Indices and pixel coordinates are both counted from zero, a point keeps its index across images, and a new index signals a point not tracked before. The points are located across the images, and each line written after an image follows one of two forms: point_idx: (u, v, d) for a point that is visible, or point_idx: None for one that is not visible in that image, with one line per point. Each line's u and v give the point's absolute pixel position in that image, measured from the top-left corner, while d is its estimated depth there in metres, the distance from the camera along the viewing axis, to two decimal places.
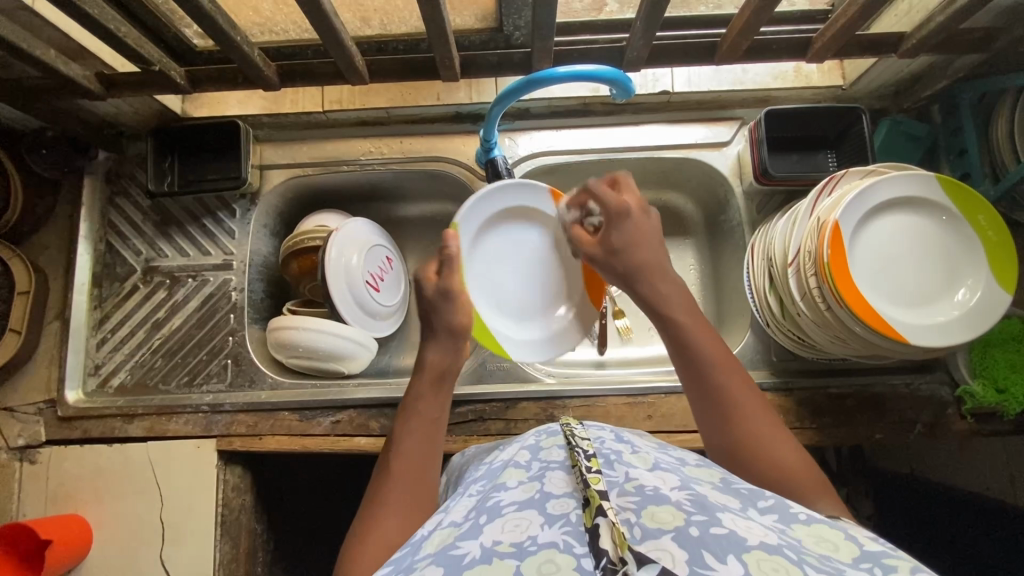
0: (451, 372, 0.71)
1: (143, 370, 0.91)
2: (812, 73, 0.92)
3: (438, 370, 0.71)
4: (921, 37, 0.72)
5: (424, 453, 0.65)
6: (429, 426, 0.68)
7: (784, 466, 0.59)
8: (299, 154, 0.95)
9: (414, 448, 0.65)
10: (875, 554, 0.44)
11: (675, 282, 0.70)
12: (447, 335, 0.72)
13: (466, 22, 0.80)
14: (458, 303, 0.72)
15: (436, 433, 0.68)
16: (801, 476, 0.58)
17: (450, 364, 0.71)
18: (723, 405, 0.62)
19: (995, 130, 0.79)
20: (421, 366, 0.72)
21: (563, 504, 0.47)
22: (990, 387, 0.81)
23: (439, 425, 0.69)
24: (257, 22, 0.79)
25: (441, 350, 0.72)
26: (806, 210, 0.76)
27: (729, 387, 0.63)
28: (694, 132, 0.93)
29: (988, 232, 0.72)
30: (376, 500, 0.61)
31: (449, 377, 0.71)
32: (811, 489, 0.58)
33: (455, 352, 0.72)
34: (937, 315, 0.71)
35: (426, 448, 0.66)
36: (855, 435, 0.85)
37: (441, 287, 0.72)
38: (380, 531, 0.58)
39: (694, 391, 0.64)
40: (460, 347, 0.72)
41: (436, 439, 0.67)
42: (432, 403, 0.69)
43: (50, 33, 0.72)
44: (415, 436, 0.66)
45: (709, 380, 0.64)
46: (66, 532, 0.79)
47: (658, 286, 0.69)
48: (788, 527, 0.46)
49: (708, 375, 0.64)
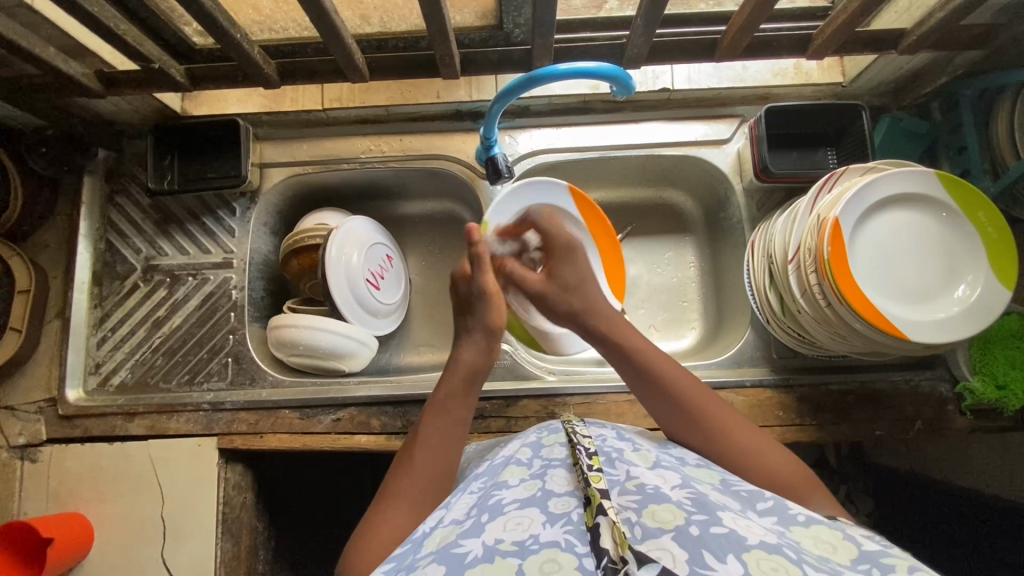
0: (482, 374, 0.69)
1: (144, 368, 0.91)
2: (812, 70, 0.92)
3: (469, 371, 0.69)
4: (921, 33, 0.72)
5: (442, 455, 0.64)
6: (455, 428, 0.66)
7: (773, 469, 0.60)
8: (299, 152, 0.95)
9: (433, 448, 0.65)
10: (873, 553, 0.44)
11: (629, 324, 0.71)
12: (483, 335, 0.69)
13: (466, 19, 0.80)
14: (493, 302, 0.70)
15: (461, 434, 0.67)
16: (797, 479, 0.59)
17: (482, 364, 0.69)
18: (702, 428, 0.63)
19: (996, 126, 0.79)
20: (452, 364, 0.70)
21: (564, 504, 0.48)
22: (990, 384, 0.81)
23: (463, 428, 0.67)
24: (256, 20, 0.78)
25: (475, 349, 0.69)
26: (807, 206, 0.76)
27: (703, 409, 0.63)
28: (694, 129, 0.93)
29: (988, 229, 0.72)
30: (390, 497, 0.61)
31: (479, 377, 0.69)
32: (808, 489, 0.59)
33: (487, 350, 0.70)
34: (937, 312, 0.71)
35: (448, 451, 0.65)
36: (856, 432, 0.85)
37: (476, 284, 0.70)
38: (389, 531, 0.57)
39: (671, 421, 0.65)
40: (493, 346, 0.70)
41: (457, 443, 0.66)
42: (461, 402, 0.68)
43: (49, 31, 0.72)
44: (437, 436, 0.65)
45: (680, 408, 0.64)
46: (68, 530, 0.79)
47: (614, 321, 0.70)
48: (787, 529, 0.46)
49: (677, 393, 0.64)
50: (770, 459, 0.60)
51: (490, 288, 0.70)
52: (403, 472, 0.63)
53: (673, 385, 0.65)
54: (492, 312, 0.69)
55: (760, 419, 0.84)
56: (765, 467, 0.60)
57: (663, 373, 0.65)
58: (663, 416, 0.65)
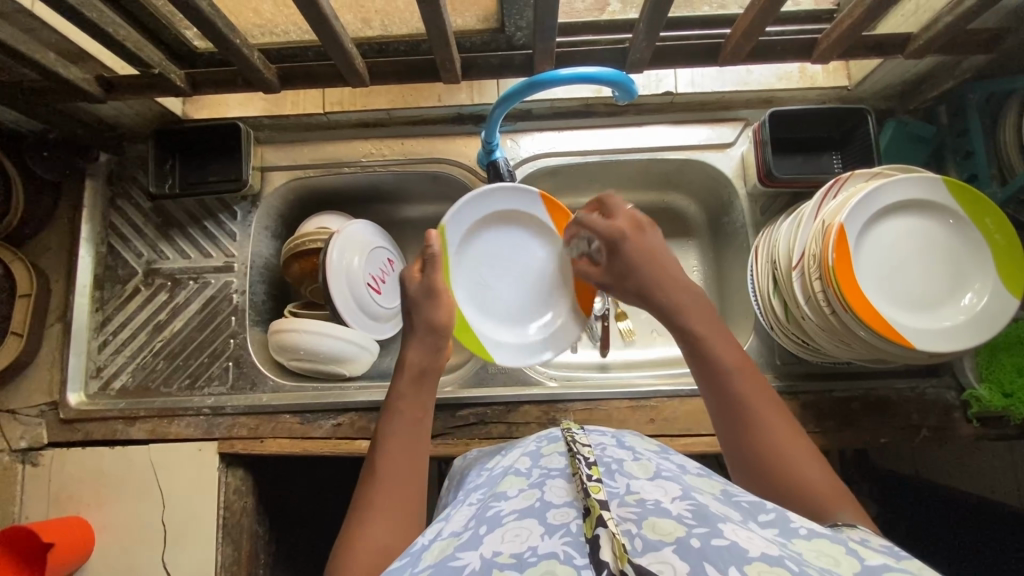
0: (431, 370, 0.72)
1: (145, 372, 0.91)
2: (817, 74, 0.91)
3: (418, 369, 0.71)
4: (928, 38, 0.71)
5: (408, 456, 0.65)
6: (414, 426, 0.68)
7: (809, 485, 0.56)
8: (300, 155, 0.95)
9: (398, 447, 0.65)
10: (876, 569, 0.43)
11: (694, 293, 0.71)
12: (428, 333, 0.73)
13: (467, 22, 0.79)
14: (439, 301, 0.75)
15: (421, 432, 0.68)
16: (821, 486, 0.56)
17: (430, 362, 0.72)
18: (742, 411, 0.61)
19: (1003, 131, 0.78)
20: (401, 365, 0.72)
21: (564, 514, 0.47)
22: (996, 392, 0.80)
23: (422, 424, 0.68)
24: (257, 24, 0.78)
25: (420, 347, 0.73)
26: (811, 212, 0.75)
27: (748, 395, 0.62)
28: (697, 133, 0.93)
29: (994, 235, 0.71)
30: (364, 503, 0.61)
31: (429, 373, 0.72)
32: (833, 501, 0.55)
33: (434, 348, 0.73)
34: (943, 319, 0.71)
35: (411, 449, 0.66)
36: (860, 439, 0.84)
37: (425, 284, 0.75)
38: (371, 538, 0.57)
39: (717, 405, 0.63)
40: (440, 344, 0.74)
41: (420, 440, 0.67)
42: (416, 399, 0.70)
43: (49, 35, 0.71)
44: (399, 437, 0.66)
45: (727, 389, 0.63)
46: (68, 535, 0.79)
47: (676, 295, 0.71)
48: (789, 541, 0.45)
49: (740, 395, 0.62)
50: (812, 476, 0.57)
51: (438, 287, 0.75)
52: (369, 477, 0.63)
53: (725, 361, 0.64)
54: (436, 311, 0.74)
55: None
56: (804, 486, 0.56)
57: (717, 355, 0.65)
58: (715, 405, 0.64)
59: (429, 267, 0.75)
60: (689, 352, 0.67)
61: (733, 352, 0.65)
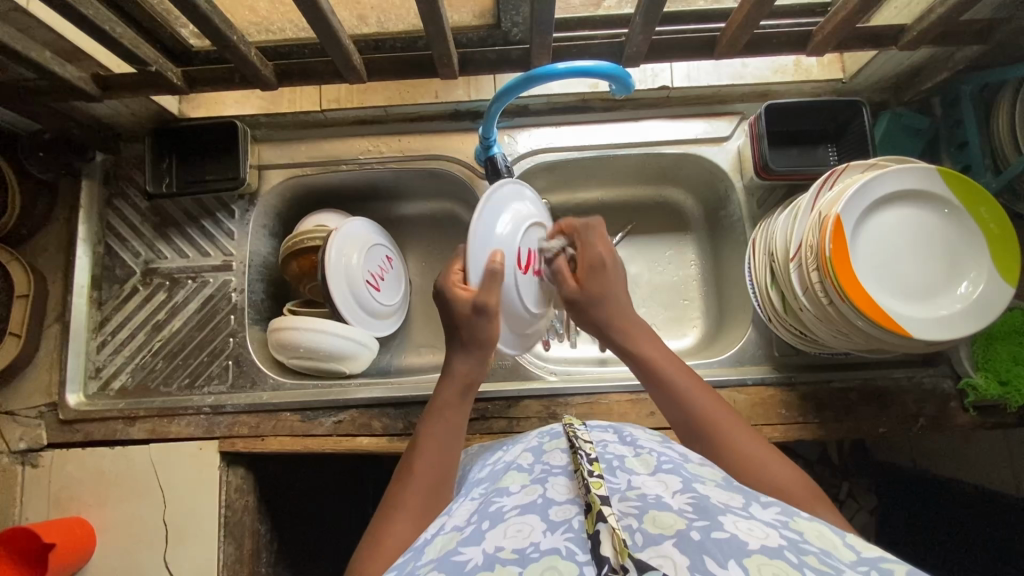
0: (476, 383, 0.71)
1: (144, 372, 0.91)
2: (811, 66, 0.92)
3: (464, 378, 0.70)
4: (922, 29, 0.72)
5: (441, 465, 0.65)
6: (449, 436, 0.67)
7: (775, 481, 0.58)
8: (298, 153, 0.95)
9: (433, 454, 0.65)
10: (872, 559, 0.42)
11: (638, 322, 0.73)
12: (475, 347, 0.69)
13: (463, 18, 0.79)
14: (492, 319, 0.69)
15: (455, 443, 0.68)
16: (796, 487, 0.58)
17: (476, 374, 0.70)
18: (698, 420, 0.64)
19: (996, 123, 0.79)
20: (449, 375, 0.70)
21: (565, 511, 0.47)
22: (992, 379, 0.81)
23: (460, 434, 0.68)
24: (254, 22, 0.78)
25: (470, 361, 0.70)
26: (808, 204, 0.76)
27: (700, 408, 0.65)
28: (693, 127, 0.93)
29: (989, 224, 0.71)
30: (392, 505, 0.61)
31: (473, 387, 0.71)
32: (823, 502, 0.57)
33: (482, 362, 0.70)
34: (940, 309, 0.71)
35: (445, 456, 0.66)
36: (859, 429, 0.85)
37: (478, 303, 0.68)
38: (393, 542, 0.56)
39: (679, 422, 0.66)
40: (485, 356, 0.71)
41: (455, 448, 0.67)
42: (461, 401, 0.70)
43: (44, 35, 0.71)
44: (436, 443, 0.66)
45: (682, 405, 0.65)
46: (69, 535, 0.79)
47: (633, 337, 0.71)
48: (790, 520, 0.46)
49: (692, 406, 0.65)
50: (774, 470, 0.59)
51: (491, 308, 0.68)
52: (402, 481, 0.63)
53: (683, 387, 0.66)
54: (490, 328, 0.69)
55: (762, 418, 0.84)
56: (756, 469, 0.59)
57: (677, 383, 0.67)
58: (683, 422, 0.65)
59: (488, 288, 0.68)
60: (641, 374, 0.70)
61: (670, 363, 0.68)
